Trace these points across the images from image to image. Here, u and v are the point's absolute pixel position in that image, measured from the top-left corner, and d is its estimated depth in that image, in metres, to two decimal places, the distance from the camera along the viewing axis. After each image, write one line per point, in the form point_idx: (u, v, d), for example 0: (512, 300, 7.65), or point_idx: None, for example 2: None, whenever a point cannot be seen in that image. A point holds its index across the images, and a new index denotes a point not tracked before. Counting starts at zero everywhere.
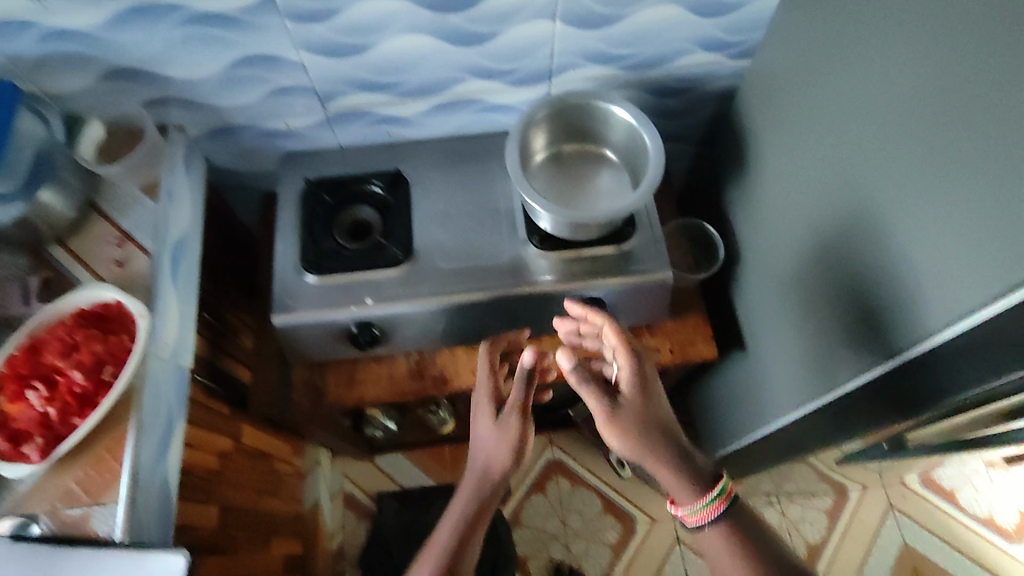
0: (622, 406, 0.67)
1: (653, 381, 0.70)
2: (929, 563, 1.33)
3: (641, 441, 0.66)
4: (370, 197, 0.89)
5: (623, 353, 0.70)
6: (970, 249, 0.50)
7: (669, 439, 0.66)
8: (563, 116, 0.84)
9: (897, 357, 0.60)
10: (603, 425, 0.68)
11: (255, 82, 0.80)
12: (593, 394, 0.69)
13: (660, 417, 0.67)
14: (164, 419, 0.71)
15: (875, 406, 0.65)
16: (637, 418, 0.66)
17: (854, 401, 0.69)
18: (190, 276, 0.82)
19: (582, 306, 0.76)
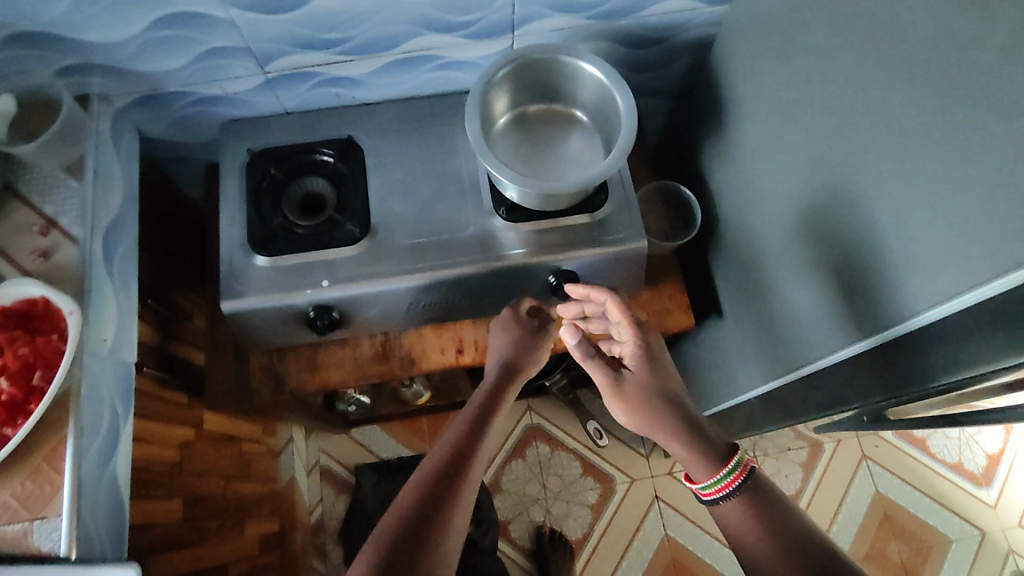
0: (628, 379, 0.68)
1: (660, 354, 0.70)
2: (900, 509, 1.36)
3: (645, 413, 0.66)
4: (321, 167, 0.82)
5: (630, 326, 0.71)
6: (978, 225, 0.47)
7: (675, 408, 0.65)
8: (528, 74, 0.78)
9: (885, 334, 0.58)
10: (611, 400, 0.69)
11: (184, 43, 0.72)
12: (598, 367, 0.69)
13: (669, 388, 0.67)
14: (108, 417, 0.68)
15: (859, 381, 0.64)
16: (639, 391, 0.67)
17: (836, 374, 0.68)
18: (127, 263, 0.76)
19: (584, 286, 0.76)
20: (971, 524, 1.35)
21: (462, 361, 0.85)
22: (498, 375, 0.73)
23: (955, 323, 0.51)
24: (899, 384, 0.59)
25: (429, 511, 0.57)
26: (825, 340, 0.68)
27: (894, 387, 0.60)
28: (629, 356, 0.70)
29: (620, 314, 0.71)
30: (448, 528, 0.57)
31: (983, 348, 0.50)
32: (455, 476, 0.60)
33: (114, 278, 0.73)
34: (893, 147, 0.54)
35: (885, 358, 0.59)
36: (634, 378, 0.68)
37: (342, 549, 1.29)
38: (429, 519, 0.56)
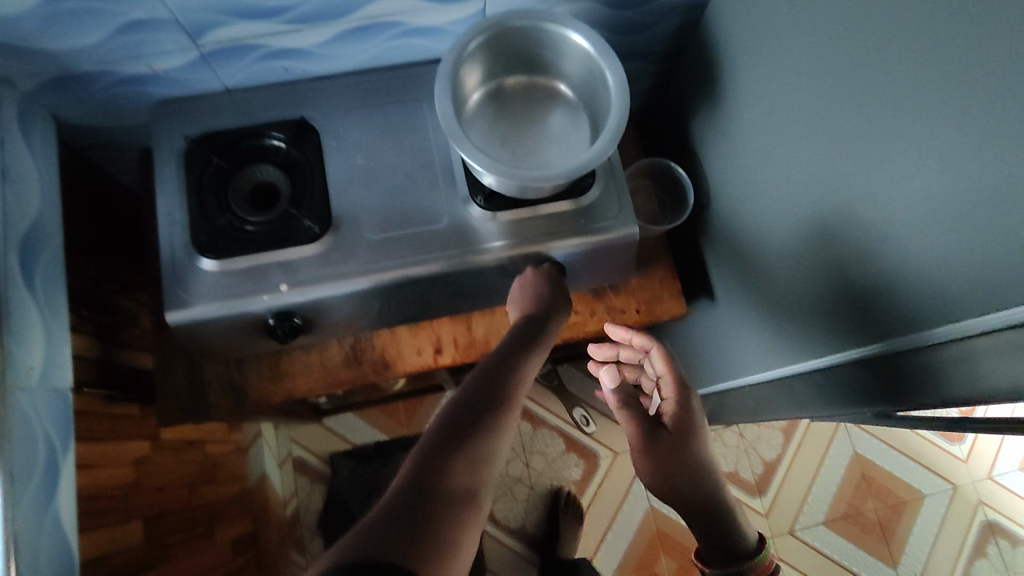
0: (662, 438, 0.72)
1: (701, 418, 0.73)
2: (876, 469, 1.38)
3: (667, 475, 0.70)
4: (272, 154, 0.72)
5: (669, 384, 0.76)
6: (997, 239, 0.42)
7: (698, 482, 0.69)
8: (504, 43, 0.68)
9: (881, 345, 0.55)
10: (641, 454, 0.72)
11: (92, 17, 0.60)
12: (631, 415, 0.75)
13: (697, 456, 0.71)
14: (45, 455, 0.60)
15: (848, 387, 0.61)
16: (670, 453, 0.71)
17: (828, 376, 0.64)
18: (51, 275, 0.67)
19: (625, 328, 0.82)
20: (944, 479, 1.37)
21: (440, 361, 0.80)
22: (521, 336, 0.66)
23: (980, 343, 0.45)
24: (883, 398, 0.57)
25: (462, 434, 0.52)
26: (828, 336, 0.64)
27: (881, 400, 0.57)
28: (666, 415, 0.74)
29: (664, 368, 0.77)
30: (495, 437, 0.53)
31: (963, 384, 0.47)
32: (489, 412, 0.54)
33: (36, 296, 0.64)
34: (906, 139, 0.48)
35: (875, 368, 0.57)
36: (669, 441, 0.71)
37: (321, 540, 1.26)
38: (465, 393, 0.56)
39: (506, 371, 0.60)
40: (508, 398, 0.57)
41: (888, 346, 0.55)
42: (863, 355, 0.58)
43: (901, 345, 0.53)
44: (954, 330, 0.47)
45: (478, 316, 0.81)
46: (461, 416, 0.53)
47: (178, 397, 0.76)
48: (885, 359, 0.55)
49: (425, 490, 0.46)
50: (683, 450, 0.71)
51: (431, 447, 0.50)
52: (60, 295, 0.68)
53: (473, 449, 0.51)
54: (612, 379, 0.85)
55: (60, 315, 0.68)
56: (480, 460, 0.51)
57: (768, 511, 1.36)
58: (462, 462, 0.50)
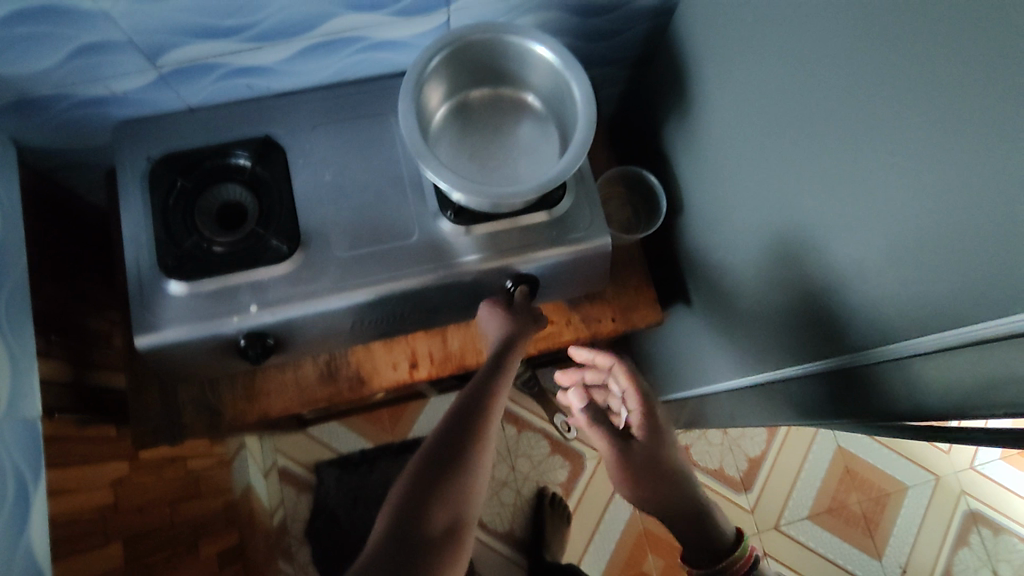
0: (638, 453, 0.76)
1: (665, 428, 0.79)
2: (860, 462, 1.40)
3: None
4: (237, 173, 0.71)
5: (635, 397, 0.81)
6: (958, 254, 0.42)
7: (681, 487, 0.68)
8: (468, 56, 0.68)
9: (847, 357, 0.56)
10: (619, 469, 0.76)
11: (46, 40, 0.60)
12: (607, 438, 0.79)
13: (670, 460, 0.75)
14: (14, 486, 0.59)
15: (818, 399, 0.61)
16: (650, 466, 0.74)
17: (800, 385, 0.64)
18: (16, 304, 0.66)
19: (588, 351, 0.87)
20: (926, 470, 1.39)
21: (416, 376, 0.80)
22: (500, 353, 0.66)
23: (936, 361, 0.45)
24: (849, 409, 0.57)
25: (442, 473, 0.52)
26: (798, 346, 0.64)
27: (847, 411, 0.57)
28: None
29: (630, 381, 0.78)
30: (473, 469, 0.54)
31: (917, 399, 0.49)
32: (467, 444, 0.54)
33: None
34: (871, 152, 0.48)
35: (841, 382, 0.57)
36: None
37: (310, 549, 1.26)
38: (444, 423, 0.56)
39: (484, 392, 0.59)
40: (481, 428, 0.56)
41: (854, 359, 0.55)
42: (831, 366, 0.58)
43: (866, 359, 0.53)
44: (916, 347, 0.47)
45: (454, 330, 0.81)
46: (436, 454, 0.53)
47: (152, 417, 0.76)
48: (851, 373, 0.55)
49: (409, 542, 0.48)
50: (657, 459, 0.74)
51: (406, 497, 0.51)
52: (26, 321, 0.67)
53: (448, 493, 0.52)
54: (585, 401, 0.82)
55: (26, 342, 0.67)
56: (456, 504, 0.52)
57: (753, 507, 1.37)
58: (438, 509, 0.51)
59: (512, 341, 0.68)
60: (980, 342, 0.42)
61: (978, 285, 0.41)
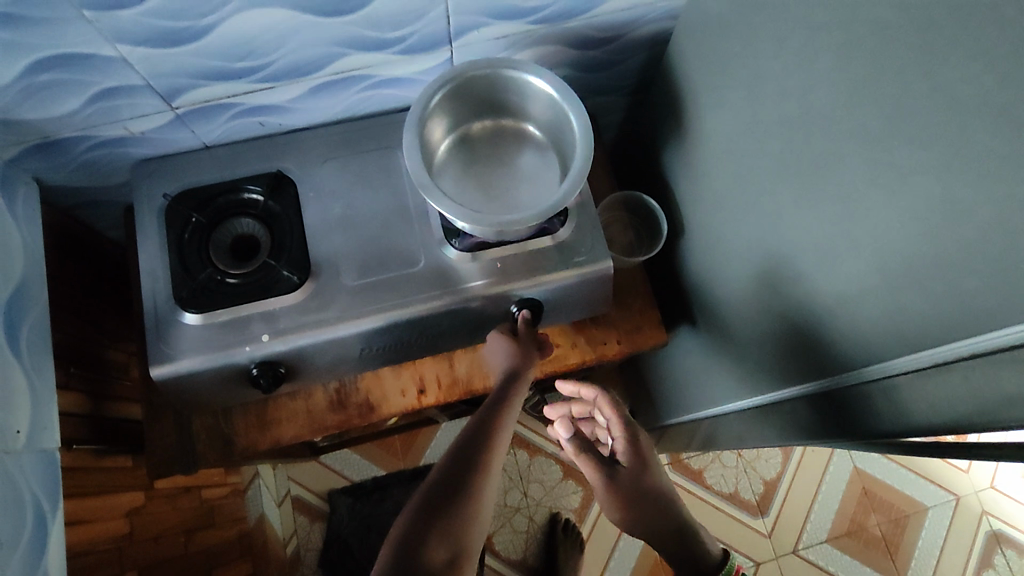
0: (622, 476, 0.69)
1: (652, 452, 0.72)
2: (878, 483, 1.37)
3: (634, 510, 0.67)
4: (250, 207, 0.74)
5: (619, 425, 0.73)
6: (957, 268, 0.43)
7: (664, 510, 0.67)
8: (470, 90, 0.71)
9: (865, 372, 0.55)
10: (603, 494, 0.69)
11: (70, 86, 0.63)
12: (590, 462, 0.70)
13: (656, 485, 0.69)
14: (32, 517, 0.60)
15: (839, 415, 0.60)
16: (637, 490, 0.68)
17: (818, 401, 0.63)
18: (38, 338, 0.69)
19: (572, 383, 0.83)
20: (946, 491, 1.36)
21: (424, 402, 0.81)
22: (505, 385, 0.66)
23: (942, 374, 0.46)
24: (872, 424, 0.56)
25: (445, 506, 0.52)
26: (808, 363, 0.64)
27: (869, 428, 0.56)
28: (621, 452, 0.72)
29: (610, 410, 0.75)
30: (477, 501, 0.54)
31: (922, 412, 0.50)
32: (471, 477, 0.54)
33: (20, 360, 0.65)
34: (863, 172, 0.50)
35: (862, 398, 0.56)
36: (628, 471, 0.69)
37: None
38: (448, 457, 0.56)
39: (488, 425, 0.60)
40: (490, 452, 0.57)
41: (876, 373, 0.54)
42: (852, 381, 0.57)
43: (887, 373, 0.52)
44: (933, 358, 0.47)
45: (461, 355, 0.82)
46: (440, 487, 0.53)
47: (167, 447, 0.78)
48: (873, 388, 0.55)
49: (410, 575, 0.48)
50: (643, 482, 0.69)
51: (410, 526, 0.51)
52: (47, 355, 0.70)
53: (456, 514, 0.52)
54: (566, 428, 0.73)
55: (47, 376, 0.69)
56: (464, 527, 0.52)
57: (770, 531, 1.35)
58: (446, 532, 0.51)
59: (516, 373, 0.69)
60: (995, 351, 0.42)
61: (978, 297, 0.41)
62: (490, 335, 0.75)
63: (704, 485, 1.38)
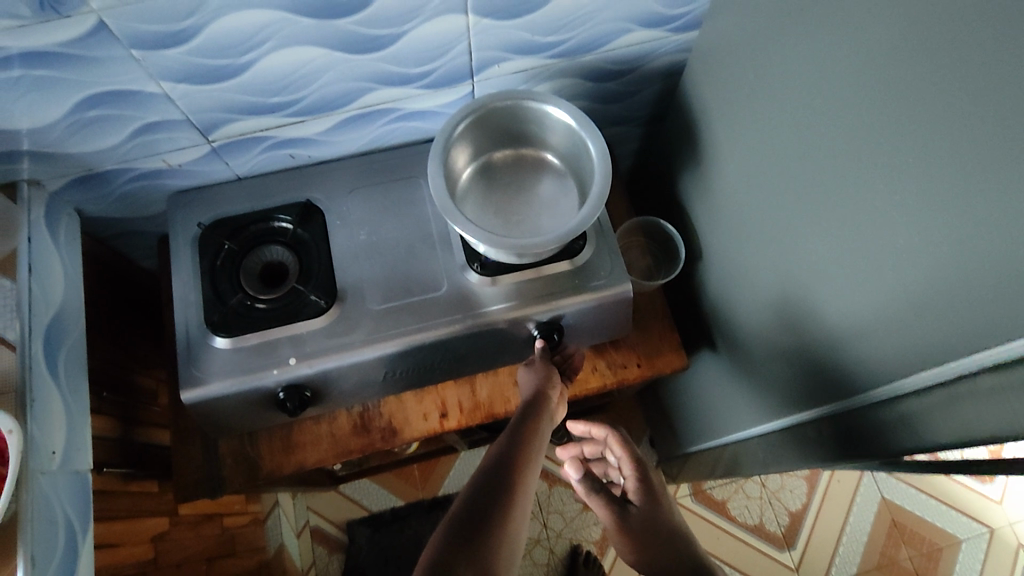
0: (633, 513, 0.69)
1: (664, 494, 0.72)
2: (908, 515, 1.33)
3: (644, 547, 0.66)
4: (280, 235, 0.77)
5: (630, 463, 0.74)
6: (975, 279, 0.43)
7: (673, 545, 0.65)
8: (492, 121, 0.74)
9: (893, 386, 0.55)
10: (615, 535, 0.69)
11: (114, 121, 0.67)
12: (604, 503, 0.70)
13: (670, 526, 0.67)
14: (65, 538, 0.61)
15: (870, 433, 0.59)
16: (646, 527, 0.67)
17: (845, 419, 0.63)
18: (75, 363, 0.71)
19: (584, 423, 0.83)
20: (979, 522, 1.32)
21: (446, 426, 0.82)
22: (526, 413, 0.66)
23: (981, 387, 0.46)
24: (904, 440, 0.55)
25: (479, 527, 0.51)
26: (831, 383, 0.64)
27: (900, 444, 0.56)
28: (632, 491, 0.73)
29: (619, 447, 0.77)
30: (509, 524, 0.52)
31: (957, 426, 0.49)
32: (502, 500, 0.53)
33: (58, 383, 0.68)
34: (877, 189, 0.51)
35: (894, 413, 0.56)
36: (639, 511, 0.69)
37: None
38: (478, 480, 0.55)
39: (514, 452, 0.59)
40: (518, 481, 0.56)
41: (906, 388, 0.53)
42: (883, 399, 0.57)
43: (919, 387, 0.52)
44: (961, 369, 0.47)
45: (483, 380, 0.83)
46: (474, 508, 0.52)
47: (194, 470, 0.79)
48: (905, 402, 0.54)
49: None
50: (655, 520, 0.68)
51: (446, 543, 0.49)
52: (83, 378, 0.72)
53: (488, 537, 0.50)
54: (578, 469, 0.71)
55: (83, 399, 0.71)
56: (499, 548, 0.50)
57: (797, 565, 1.32)
58: (480, 553, 0.49)
59: (536, 401, 0.69)
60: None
61: (998, 305, 0.42)
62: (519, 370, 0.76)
63: (728, 517, 1.36)
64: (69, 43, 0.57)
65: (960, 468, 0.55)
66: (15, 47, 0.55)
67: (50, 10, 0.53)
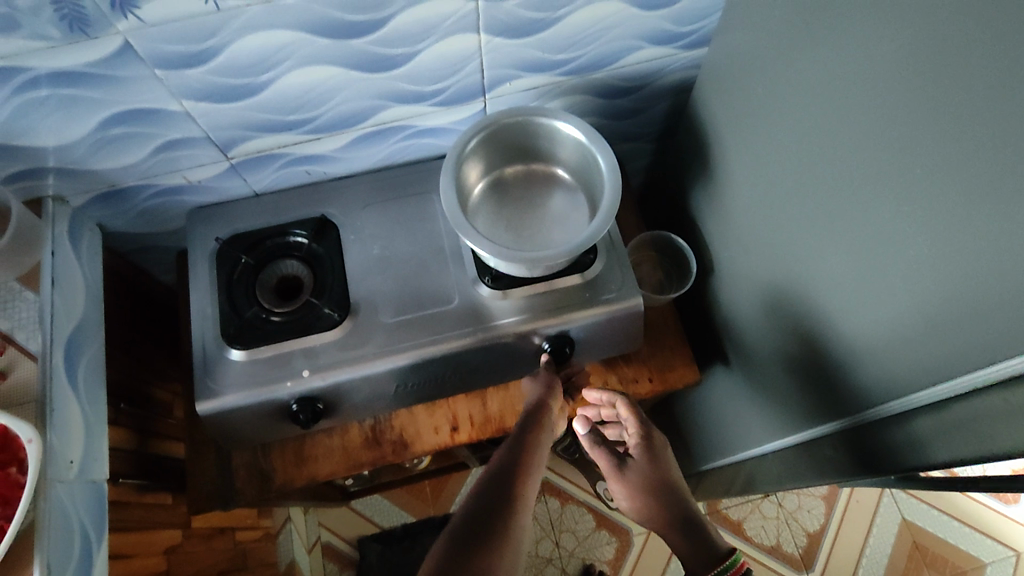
0: (632, 467, 0.66)
1: (665, 449, 0.68)
2: (929, 537, 1.30)
3: (646, 503, 0.64)
4: (295, 249, 0.78)
5: (634, 424, 0.70)
6: (987, 290, 0.43)
7: (675, 503, 0.63)
8: (503, 137, 0.75)
9: (905, 402, 0.54)
10: (614, 486, 0.67)
11: (137, 138, 0.69)
12: (603, 455, 0.68)
13: (669, 482, 0.65)
14: (79, 547, 0.62)
15: (893, 448, 0.58)
16: (644, 482, 0.65)
17: (860, 436, 0.62)
18: (93, 373, 0.72)
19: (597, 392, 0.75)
20: (1004, 545, 1.27)
21: (457, 439, 0.82)
22: (530, 422, 0.66)
23: (998, 401, 0.46)
24: (930, 453, 0.54)
25: (481, 537, 0.50)
26: (847, 398, 0.63)
27: (926, 457, 0.54)
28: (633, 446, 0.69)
29: (626, 412, 0.71)
30: (511, 533, 0.52)
31: (973, 441, 0.48)
32: (504, 509, 0.53)
33: (78, 393, 0.69)
34: (887, 201, 0.51)
35: (920, 426, 0.54)
36: (637, 465, 0.66)
37: None
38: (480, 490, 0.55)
39: (517, 460, 0.59)
40: (522, 489, 0.56)
41: (928, 400, 0.52)
42: (906, 411, 0.55)
43: (941, 399, 0.51)
44: (976, 381, 0.46)
45: (492, 393, 0.83)
46: (475, 518, 0.52)
47: (208, 482, 0.80)
48: (930, 413, 0.53)
49: None
50: (653, 475, 0.65)
51: (448, 554, 0.49)
52: (101, 389, 0.73)
53: (489, 547, 0.50)
54: (583, 423, 0.72)
55: (101, 410, 0.72)
56: (501, 557, 0.50)
57: None
58: (481, 562, 0.49)
59: (539, 408, 0.69)
60: None
61: (1012, 316, 0.42)
62: (523, 381, 0.76)
63: (744, 538, 1.34)
64: (97, 63, 0.59)
65: (979, 484, 0.54)
66: (46, 67, 0.58)
67: (79, 32, 0.55)
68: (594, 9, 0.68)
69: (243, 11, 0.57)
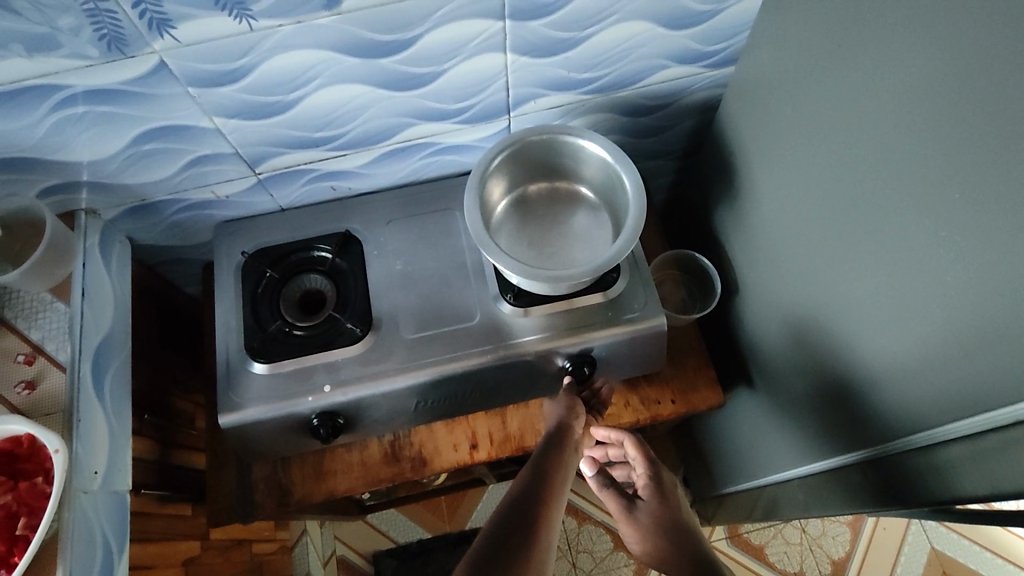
0: (640, 507, 0.67)
1: (676, 492, 0.69)
2: (961, 569, 1.25)
3: (655, 542, 0.63)
4: (319, 264, 0.78)
5: (641, 462, 0.71)
6: None
7: (685, 540, 0.61)
8: (528, 155, 0.75)
9: (938, 432, 0.53)
10: (625, 528, 0.67)
11: (169, 154, 0.71)
12: (612, 497, 0.69)
13: (677, 517, 0.65)
14: (101, 557, 0.62)
15: (927, 479, 0.55)
16: (651, 519, 0.65)
17: (890, 466, 0.60)
18: (120, 384, 0.73)
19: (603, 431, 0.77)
20: None
21: (476, 457, 0.81)
22: (554, 443, 0.65)
23: None
24: (965, 485, 0.51)
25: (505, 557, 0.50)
26: (876, 426, 0.61)
27: (960, 490, 0.51)
28: (642, 488, 0.70)
29: (633, 450, 0.73)
30: (536, 554, 0.51)
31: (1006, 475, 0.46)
32: (528, 530, 0.53)
33: (104, 404, 0.70)
34: (922, 227, 0.50)
35: (956, 458, 0.52)
36: (647, 508, 0.67)
37: None
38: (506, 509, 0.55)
39: (541, 482, 0.58)
40: (546, 511, 0.55)
41: (963, 431, 0.50)
42: (940, 440, 0.53)
43: (977, 431, 0.49)
44: (1015, 415, 0.44)
45: (511, 411, 0.83)
46: (500, 537, 0.51)
47: (228, 495, 0.81)
48: (963, 445, 0.51)
49: None
50: (660, 512, 0.66)
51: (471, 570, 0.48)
52: (126, 400, 0.74)
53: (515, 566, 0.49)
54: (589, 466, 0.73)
55: (126, 420, 0.73)
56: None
57: None
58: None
59: (564, 430, 0.68)
60: None
61: None
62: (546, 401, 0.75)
63: (766, 563, 1.30)
64: (132, 80, 0.60)
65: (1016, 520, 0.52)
66: (84, 83, 0.59)
67: (116, 51, 0.56)
68: (620, 29, 0.68)
69: (274, 31, 0.58)
